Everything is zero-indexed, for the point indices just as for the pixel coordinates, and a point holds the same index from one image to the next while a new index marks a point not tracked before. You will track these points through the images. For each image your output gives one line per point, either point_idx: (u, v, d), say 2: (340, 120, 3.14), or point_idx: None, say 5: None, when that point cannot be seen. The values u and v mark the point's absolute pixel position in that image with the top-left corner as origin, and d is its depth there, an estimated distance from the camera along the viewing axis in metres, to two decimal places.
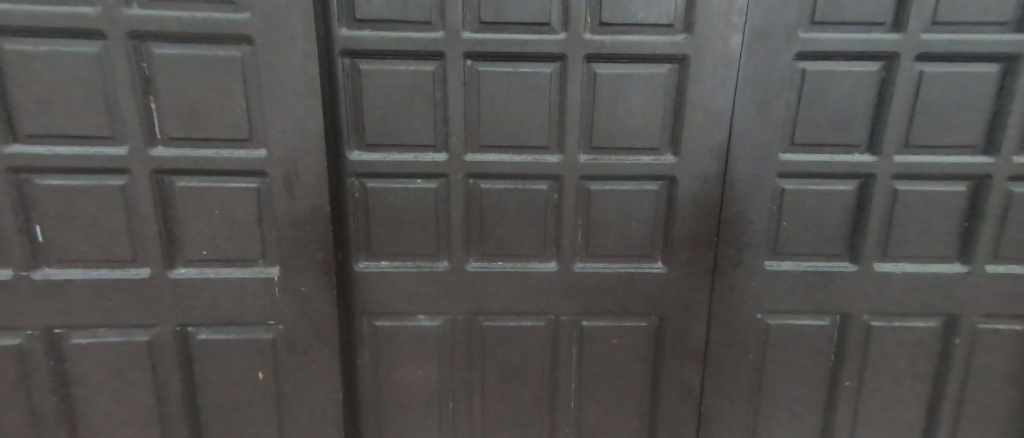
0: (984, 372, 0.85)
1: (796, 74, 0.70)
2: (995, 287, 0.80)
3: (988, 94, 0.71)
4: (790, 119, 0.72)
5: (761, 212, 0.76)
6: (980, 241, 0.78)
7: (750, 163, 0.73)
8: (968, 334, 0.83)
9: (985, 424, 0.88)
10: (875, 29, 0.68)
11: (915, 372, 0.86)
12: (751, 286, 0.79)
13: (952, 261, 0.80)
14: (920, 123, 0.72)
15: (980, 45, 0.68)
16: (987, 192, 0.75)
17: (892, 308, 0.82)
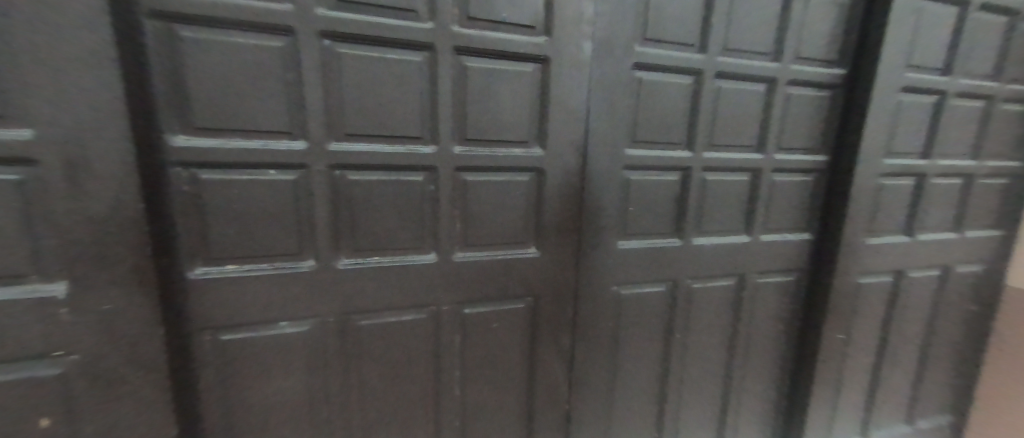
0: (760, 313, 1.17)
1: (636, 80, 0.83)
2: (766, 250, 1.10)
3: (757, 107, 0.97)
4: (631, 120, 0.85)
5: (613, 199, 0.89)
6: (756, 217, 1.05)
7: (603, 157, 0.85)
8: (751, 287, 1.12)
9: (760, 351, 1.21)
10: (688, 49, 0.86)
11: (721, 321, 1.12)
12: (608, 263, 0.92)
13: (740, 233, 1.06)
14: (720, 126, 0.93)
15: (751, 68, 0.92)
16: (760, 181, 1.02)
17: (706, 272, 1.05)
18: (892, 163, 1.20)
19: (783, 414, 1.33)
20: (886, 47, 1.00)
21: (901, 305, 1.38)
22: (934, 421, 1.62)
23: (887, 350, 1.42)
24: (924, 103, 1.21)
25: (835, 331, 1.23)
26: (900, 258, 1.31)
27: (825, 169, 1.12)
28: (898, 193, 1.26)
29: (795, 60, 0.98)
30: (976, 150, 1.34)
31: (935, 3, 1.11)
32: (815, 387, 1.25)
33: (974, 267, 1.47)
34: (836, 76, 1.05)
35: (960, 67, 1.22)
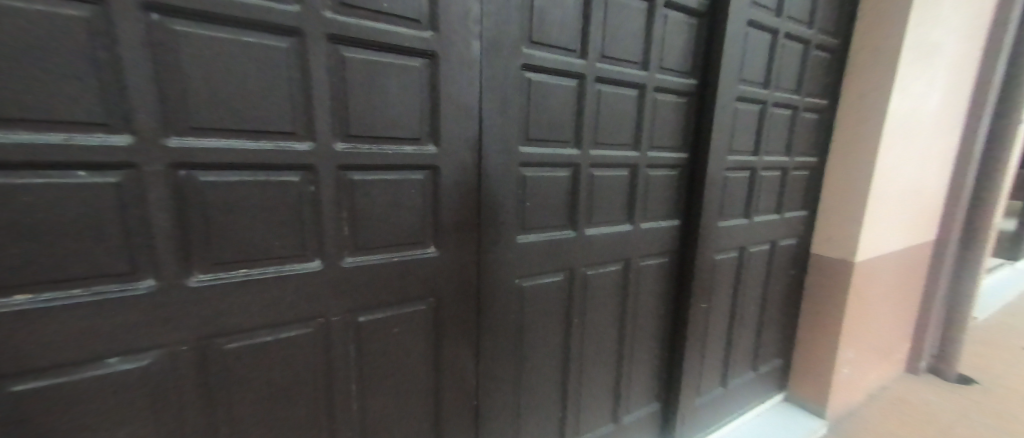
0: (642, 290, 1.35)
1: (524, 81, 0.88)
2: (644, 235, 1.29)
3: (629, 110, 1.12)
4: (523, 119, 0.91)
5: (510, 196, 0.92)
6: (635, 208, 1.23)
7: (498, 154, 0.87)
8: (635, 269, 1.30)
9: (642, 323, 1.40)
10: (570, 54, 0.95)
11: (611, 301, 1.26)
12: (509, 258, 0.96)
13: (624, 223, 1.23)
14: (601, 127, 1.06)
15: (622, 75, 1.06)
16: (637, 175, 1.20)
17: (597, 259, 1.16)
18: (733, 159, 1.49)
19: (664, 374, 1.57)
20: (723, 66, 1.24)
21: (745, 275, 1.71)
22: (770, 365, 2.05)
23: (737, 313, 1.75)
24: (753, 111, 1.52)
25: (698, 301, 1.48)
26: (743, 236, 1.62)
27: (687, 164, 1.36)
28: (738, 184, 1.56)
29: (658, 70, 1.16)
30: (787, 149, 1.73)
31: (756, 29, 1.40)
32: (686, 349, 1.50)
33: (790, 240, 1.90)
34: (691, 85, 1.27)
35: (774, 84, 1.56)
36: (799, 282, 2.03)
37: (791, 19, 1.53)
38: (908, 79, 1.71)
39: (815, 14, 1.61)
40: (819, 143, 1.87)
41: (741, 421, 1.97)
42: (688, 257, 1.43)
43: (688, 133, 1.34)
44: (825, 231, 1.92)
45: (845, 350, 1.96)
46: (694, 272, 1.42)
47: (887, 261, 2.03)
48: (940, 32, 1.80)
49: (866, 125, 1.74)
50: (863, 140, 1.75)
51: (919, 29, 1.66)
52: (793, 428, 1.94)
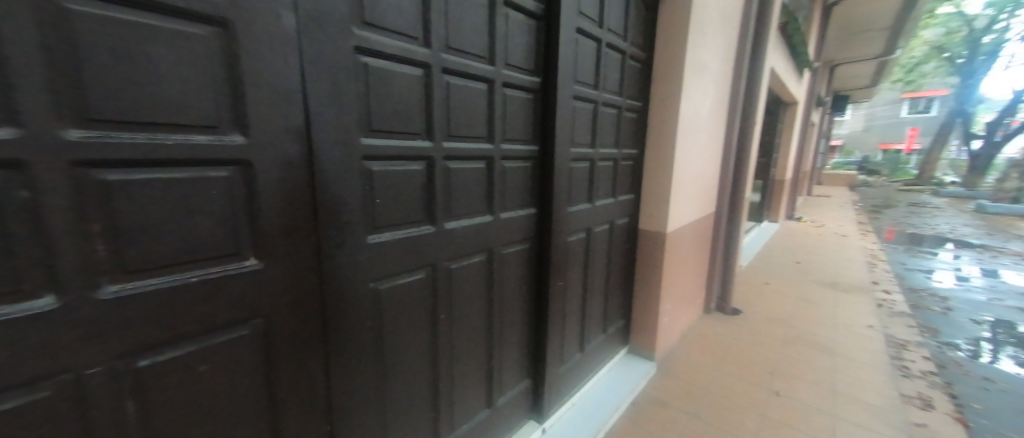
0: (508, 276, 1.45)
1: (360, 65, 0.86)
2: (506, 225, 1.38)
3: (480, 103, 1.18)
4: (363, 107, 0.87)
5: (354, 192, 0.88)
6: (496, 199, 1.30)
7: (334, 145, 0.82)
8: (499, 257, 1.38)
9: (511, 307, 1.50)
10: (411, 41, 0.96)
11: (478, 291, 1.31)
12: (359, 261, 0.92)
13: (485, 214, 1.28)
14: (452, 119, 1.10)
15: (468, 68, 1.11)
16: (494, 167, 1.27)
17: (458, 250, 1.19)
18: (576, 151, 1.70)
19: (533, 351, 1.71)
20: (560, 69, 1.40)
21: (592, 252, 1.99)
22: (616, 325, 2.44)
23: (589, 285, 2.01)
24: (588, 109, 1.75)
25: (556, 280, 1.65)
26: (588, 218, 1.87)
27: (539, 156, 1.48)
28: (581, 173, 1.78)
29: (506, 65, 1.25)
30: (616, 143, 2.06)
31: (585, 37, 1.63)
32: (550, 325, 1.66)
33: (623, 219, 2.28)
34: (535, 82, 1.40)
35: (603, 86, 1.83)
36: (632, 253, 2.46)
37: (611, 32, 1.82)
38: (691, 88, 2.23)
39: (627, 29, 1.95)
40: (638, 138, 2.29)
41: (597, 378, 2.30)
42: (546, 241, 1.58)
43: (536, 128, 1.45)
44: (646, 210, 2.36)
45: (665, 303, 2.48)
46: (552, 255, 1.58)
47: (687, 230, 2.64)
48: (708, 53, 2.41)
49: (666, 123, 2.20)
50: (667, 135, 2.21)
51: (694, 49, 2.17)
52: (634, 373, 2.36)
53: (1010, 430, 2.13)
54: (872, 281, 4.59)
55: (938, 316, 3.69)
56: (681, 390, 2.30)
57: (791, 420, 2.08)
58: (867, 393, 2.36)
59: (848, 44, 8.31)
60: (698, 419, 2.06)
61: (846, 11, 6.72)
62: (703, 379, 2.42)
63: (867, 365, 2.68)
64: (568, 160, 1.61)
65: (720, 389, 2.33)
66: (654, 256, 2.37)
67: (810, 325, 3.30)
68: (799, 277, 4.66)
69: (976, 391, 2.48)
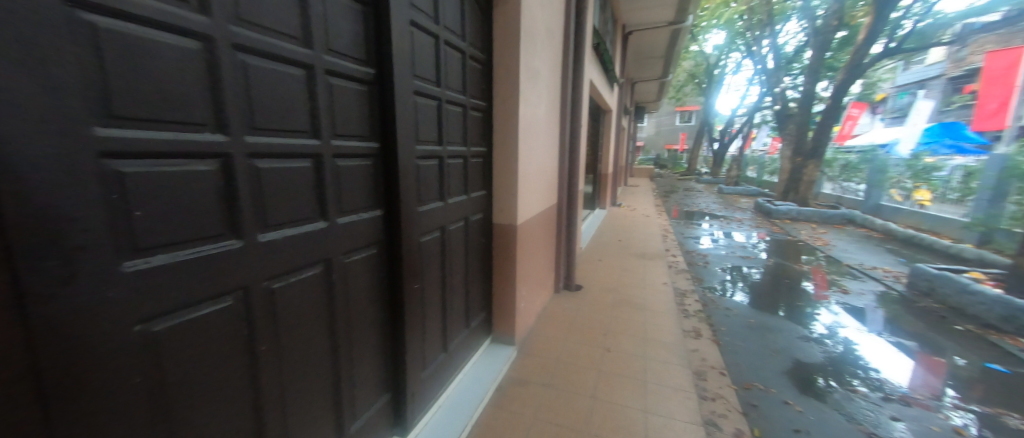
0: (353, 288, 1.35)
1: (85, 27, 0.65)
2: (346, 231, 1.28)
3: (293, 93, 1.07)
4: (96, 84, 0.68)
5: (90, 203, 0.68)
6: (328, 203, 1.20)
7: (42, 136, 0.61)
8: (339, 268, 1.27)
9: (360, 318, 1.41)
10: (180, 6, 0.79)
11: (311, 311, 1.18)
12: (108, 298, 0.71)
13: (318, 220, 1.18)
14: (256, 108, 0.96)
15: (272, 49, 0.99)
16: (322, 167, 1.17)
17: (280, 264, 1.05)
18: (422, 148, 1.65)
19: (392, 362, 1.63)
20: (396, 67, 1.38)
21: (448, 250, 1.98)
22: (478, 319, 2.50)
23: (447, 284, 2.00)
24: (432, 106, 1.72)
25: (411, 283, 1.60)
26: (441, 216, 1.85)
27: (380, 153, 1.43)
28: (429, 171, 1.74)
29: (327, 52, 1.17)
30: (464, 140, 2.09)
31: (421, 31, 1.59)
32: (408, 332, 1.59)
33: (477, 215, 2.34)
34: (368, 74, 1.35)
35: (445, 84, 1.83)
36: (488, 246, 2.57)
37: (449, 30, 1.83)
38: (527, 92, 2.45)
39: (465, 29, 2.00)
40: (485, 136, 2.39)
41: (463, 374, 2.33)
42: (395, 246, 1.52)
43: (376, 126, 1.41)
44: (498, 204, 2.49)
45: (520, 290, 2.68)
46: (404, 258, 1.53)
47: (535, 221, 2.91)
48: (539, 62, 2.69)
49: (508, 122, 2.35)
50: (509, 134, 2.37)
51: (527, 56, 2.39)
52: (497, 361, 2.48)
53: (738, 340, 3.14)
54: (665, 248, 6.04)
55: (702, 269, 5.12)
56: (538, 365, 2.54)
57: (619, 369, 2.56)
58: (663, 334, 3.10)
59: (640, 66, 10.65)
60: (551, 388, 2.31)
61: (637, 39, 8.58)
62: (554, 351, 2.74)
63: (664, 313, 3.52)
64: (415, 159, 1.59)
65: (567, 356, 2.68)
66: (507, 247, 2.52)
67: (629, 289, 4.11)
68: (620, 252, 5.77)
69: (723, 318, 3.55)
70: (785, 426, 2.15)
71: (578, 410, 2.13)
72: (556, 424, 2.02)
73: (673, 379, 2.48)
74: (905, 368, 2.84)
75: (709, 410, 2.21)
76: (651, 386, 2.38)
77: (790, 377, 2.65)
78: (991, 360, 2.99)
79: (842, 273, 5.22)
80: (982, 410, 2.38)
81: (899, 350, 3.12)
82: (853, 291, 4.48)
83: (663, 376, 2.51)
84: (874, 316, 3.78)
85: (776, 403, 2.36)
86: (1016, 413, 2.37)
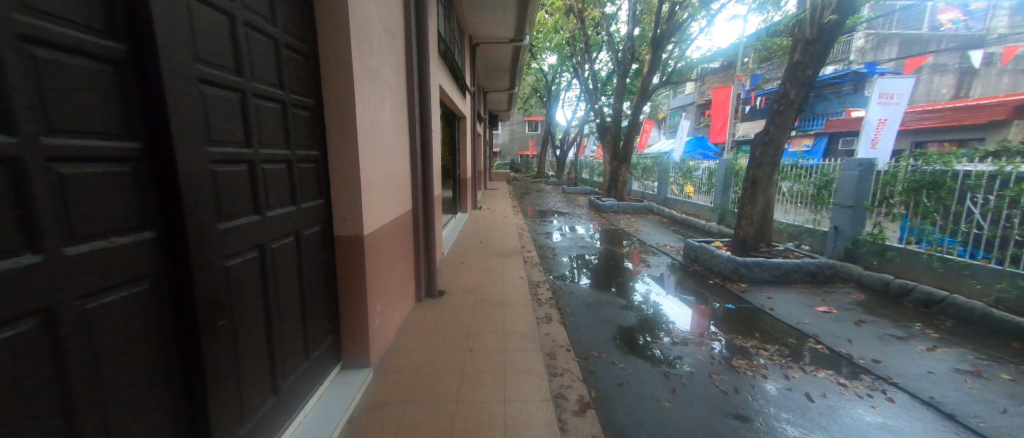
0: (103, 334, 1.09)
1: None
2: (84, 263, 1.03)
3: None
4: None
5: None
6: (42, 227, 0.94)
7: None
8: (71, 318, 1.00)
9: (121, 369, 1.16)
10: None
11: (23, 380, 0.92)
12: None
13: (24, 253, 0.92)
14: None
15: None
16: (26, 173, 0.91)
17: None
18: (218, 150, 1.51)
19: (182, 420, 1.42)
20: (162, 45, 1.21)
21: (272, 271, 1.89)
22: (322, 346, 2.43)
23: (273, 316, 1.89)
24: (233, 99, 1.64)
25: (207, 316, 1.41)
26: (255, 235, 1.74)
27: (143, 157, 1.22)
28: (237, 177, 1.65)
29: (22, 10, 0.91)
30: (285, 142, 2.04)
31: (204, 8, 1.45)
32: (209, 379, 1.43)
33: (311, 228, 2.29)
34: (114, 50, 1.12)
35: (249, 75, 1.76)
36: (331, 261, 2.52)
37: (248, 11, 1.75)
38: (363, 91, 2.50)
39: (275, 14, 1.96)
40: (317, 138, 2.37)
41: (304, 414, 2.22)
42: (183, 277, 1.34)
43: (136, 123, 1.20)
44: (339, 215, 2.49)
45: (372, 305, 2.72)
46: (197, 290, 1.37)
47: (386, 233, 2.96)
48: (376, 61, 2.77)
49: (344, 120, 2.39)
50: (346, 136, 2.40)
51: (360, 56, 2.45)
52: (348, 389, 2.48)
53: (579, 318, 3.96)
54: (522, 245, 6.83)
55: (552, 260, 6.05)
56: (394, 384, 2.64)
57: (479, 367, 2.87)
58: (519, 325, 3.59)
59: (490, 76, 11.57)
60: (411, 403, 2.46)
61: (484, 51, 9.33)
62: (414, 365, 2.88)
63: (521, 305, 4.06)
64: (209, 163, 1.46)
65: (425, 367, 2.85)
66: (356, 261, 2.52)
67: (489, 288, 4.56)
68: (483, 252, 6.27)
69: (569, 301, 4.38)
70: (612, 383, 2.87)
71: (440, 419, 2.32)
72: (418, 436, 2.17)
73: (527, 365, 2.94)
74: (687, 316, 4.09)
75: (559, 385, 2.75)
76: (509, 376, 2.78)
77: (619, 341, 3.52)
78: (729, 302, 4.55)
79: (647, 251, 6.96)
80: (725, 337, 3.64)
81: (682, 304, 4.45)
82: (654, 264, 6.06)
83: (519, 363, 2.95)
84: (669, 282, 5.23)
85: (606, 365, 3.12)
86: (740, 335, 3.71)
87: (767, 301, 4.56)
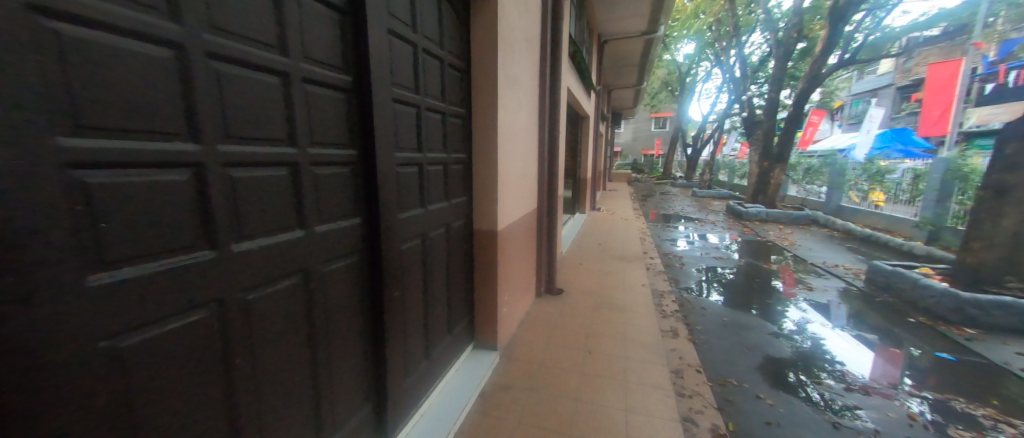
0: (331, 293, 1.38)
1: (47, 32, 0.66)
2: (324, 238, 1.32)
3: (277, 98, 1.12)
4: (62, 99, 0.68)
5: (54, 214, 0.68)
6: (306, 212, 1.23)
7: (43, 155, 0.66)
8: (316, 277, 1.29)
9: (340, 326, 1.43)
10: (151, 12, 0.81)
11: (288, 321, 1.20)
12: (59, 317, 0.69)
13: (296, 229, 1.20)
14: (235, 119, 1.00)
15: (251, 55, 1.02)
16: (299, 175, 1.20)
17: (252, 280, 1.05)
18: (401, 155, 1.73)
19: (372, 377, 1.67)
20: (374, 73, 1.45)
21: (429, 256, 2.03)
22: (461, 325, 2.52)
23: (428, 294, 2.04)
24: (410, 113, 1.81)
25: (390, 289, 1.64)
26: (419, 224, 1.89)
27: (358, 161, 1.48)
28: (409, 177, 1.81)
29: (304, 60, 1.21)
30: (444, 147, 2.17)
31: (396, 39, 1.65)
32: (388, 342, 1.65)
33: (459, 221, 2.39)
34: (345, 81, 1.40)
35: (424, 92, 1.92)
36: (471, 252, 2.60)
37: (427, 39, 1.93)
38: (507, 98, 2.54)
39: (443, 38, 2.10)
40: (466, 142, 2.45)
41: (446, 382, 2.33)
42: (375, 255, 1.58)
43: (354, 132, 1.47)
44: (479, 211, 2.54)
45: (502, 295, 2.72)
46: (383, 265, 1.59)
47: (517, 227, 2.96)
48: (519, 70, 2.78)
49: (488, 122, 2.42)
50: (489, 136, 2.43)
51: (506, 66, 2.48)
52: (480, 367, 2.50)
53: (713, 338, 3.24)
54: (644, 251, 6.16)
55: (679, 270, 5.25)
56: (519, 370, 2.57)
57: (604, 371, 2.58)
58: (642, 334, 3.17)
59: (617, 73, 10.90)
60: (534, 391, 2.35)
61: (613, 48, 8.76)
62: (537, 356, 2.76)
63: (642, 315, 3.59)
64: (395, 166, 1.67)
65: (548, 360, 2.71)
66: (491, 255, 2.55)
67: (609, 292, 4.19)
68: (602, 254, 5.88)
69: (699, 318, 3.65)
70: (757, 419, 2.22)
71: (561, 413, 2.15)
72: (539, 427, 2.04)
73: (653, 378, 2.52)
74: (867, 359, 2.96)
75: (687, 407, 2.25)
76: (631, 386, 2.42)
77: (762, 371, 2.73)
78: (942, 349, 3.16)
79: (808, 270, 5.45)
80: (934, 396, 2.51)
81: (860, 343, 3.25)
82: (817, 289, 4.65)
83: (644, 374, 2.57)
84: (838, 312, 3.90)
85: (750, 397, 2.43)
86: (961, 397, 2.51)
87: (1015, 359, 3.01)
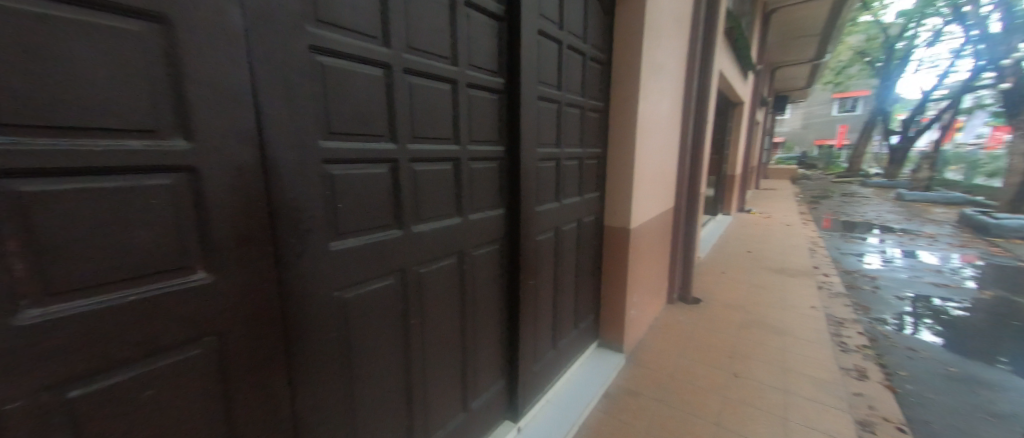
0: (478, 274, 1.55)
1: (316, 64, 0.92)
2: (476, 225, 1.49)
3: (448, 103, 1.31)
4: (321, 112, 0.94)
5: (314, 196, 0.94)
6: (464, 201, 1.41)
7: (311, 153, 0.92)
8: (469, 259, 1.48)
9: (483, 304, 1.60)
10: (373, 41, 1.04)
11: (447, 294, 1.40)
12: (314, 268, 0.96)
13: (455, 216, 1.39)
14: (419, 122, 1.20)
15: (432, 67, 1.22)
16: (460, 169, 1.38)
17: (424, 256, 1.27)
18: (542, 150, 1.81)
19: (506, 356, 1.81)
20: (523, 73, 1.55)
21: (561, 249, 2.08)
22: (586, 320, 2.51)
23: (559, 285, 2.10)
24: (552, 109, 1.87)
25: (525, 277, 1.75)
26: (554, 217, 1.95)
27: (505, 156, 1.62)
28: (547, 172, 1.88)
29: (469, 67, 1.38)
30: (581, 142, 2.17)
31: (544, 39, 1.72)
32: (521, 326, 1.76)
33: (591, 216, 2.37)
34: (500, 83, 1.53)
35: (565, 87, 1.95)
36: (601, 248, 2.55)
37: (571, 34, 1.95)
38: (649, 88, 2.37)
39: (587, 30, 2.09)
40: (602, 136, 2.40)
41: (570, 374, 2.37)
42: (515, 244, 1.71)
43: (504, 130, 1.60)
44: (612, 207, 2.47)
45: (632, 296, 2.59)
46: (521, 254, 1.71)
47: (651, 226, 2.76)
48: (665, 55, 2.56)
49: (628, 114, 2.31)
50: (629, 128, 2.32)
51: (651, 52, 2.32)
52: (606, 366, 2.45)
53: (928, 390, 2.40)
54: (813, 265, 4.97)
55: (869, 296, 4.00)
56: (649, 377, 2.42)
57: (756, 401, 2.21)
58: (812, 367, 2.58)
59: (786, 47, 8.96)
60: (666, 404, 2.17)
61: (783, 16, 7.21)
62: (670, 367, 2.54)
63: (810, 343, 2.92)
64: (536, 161, 1.76)
65: (682, 374, 2.47)
66: (622, 253, 2.45)
67: (763, 309, 3.54)
68: (751, 264, 4.99)
69: (903, 361, 2.73)
70: None
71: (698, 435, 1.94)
72: None
73: (828, 424, 2.03)
74: None
75: None
76: (794, 426, 2.01)
77: None
78: None
79: None
80: None
81: None
82: None
83: (812, 416, 2.09)
84: None
85: None
86: None
87: None
